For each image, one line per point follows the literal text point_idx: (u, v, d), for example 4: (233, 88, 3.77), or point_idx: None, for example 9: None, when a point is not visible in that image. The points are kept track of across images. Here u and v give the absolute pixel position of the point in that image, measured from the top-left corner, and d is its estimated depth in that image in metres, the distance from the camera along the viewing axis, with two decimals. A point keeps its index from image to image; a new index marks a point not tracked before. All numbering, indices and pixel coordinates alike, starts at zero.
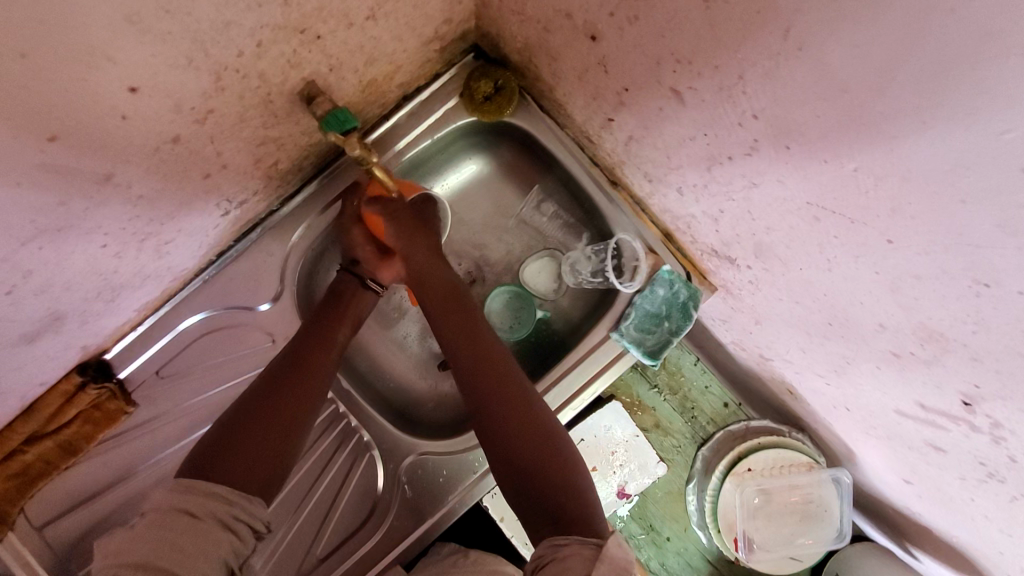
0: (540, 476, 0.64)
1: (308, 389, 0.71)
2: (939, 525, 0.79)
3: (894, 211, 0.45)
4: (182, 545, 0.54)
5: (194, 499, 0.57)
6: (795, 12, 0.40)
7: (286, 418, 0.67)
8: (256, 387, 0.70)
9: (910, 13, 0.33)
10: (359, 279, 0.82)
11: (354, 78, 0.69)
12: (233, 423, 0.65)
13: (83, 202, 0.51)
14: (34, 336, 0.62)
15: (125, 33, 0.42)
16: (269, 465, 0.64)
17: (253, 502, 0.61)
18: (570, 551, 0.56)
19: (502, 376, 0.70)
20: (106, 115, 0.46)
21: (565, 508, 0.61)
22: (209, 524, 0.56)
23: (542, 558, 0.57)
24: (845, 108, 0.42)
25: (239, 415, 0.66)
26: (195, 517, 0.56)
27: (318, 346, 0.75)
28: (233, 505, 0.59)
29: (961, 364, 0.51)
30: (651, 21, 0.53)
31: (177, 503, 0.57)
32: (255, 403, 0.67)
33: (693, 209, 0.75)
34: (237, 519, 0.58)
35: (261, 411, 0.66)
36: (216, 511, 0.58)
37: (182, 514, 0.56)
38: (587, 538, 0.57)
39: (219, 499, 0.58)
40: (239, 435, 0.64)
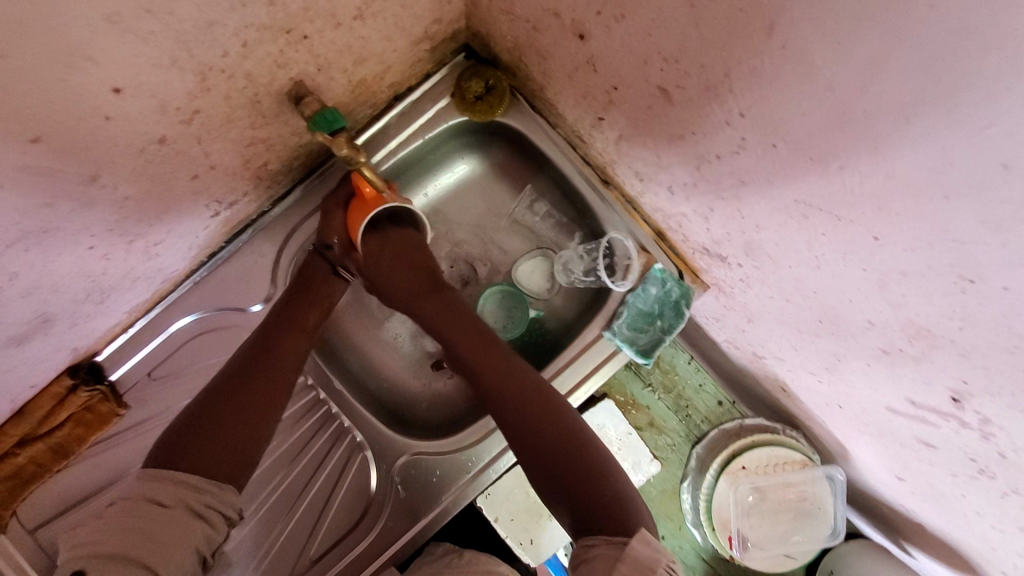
0: (567, 475, 0.67)
1: (278, 376, 0.71)
2: (931, 521, 0.79)
3: (880, 208, 0.45)
4: (150, 532, 0.54)
5: (162, 487, 0.58)
6: (778, 10, 0.40)
7: (256, 407, 0.68)
8: (223, 375, 0.70)
9: (891, 10, 0.33)
10: (330, 265, 0.79)
11: (343, 79, 0.69)
12: (200, 413, 0.66)
13: (69, 203, 0.51)
14: (23, 338, 0.62)
15: (106, 33, 0.41)
16: (239, 453, 0.64)
17: (223, 489, 0.61)
18: (599, 551, 0.59)
19: (520, 382, 0.74)
20: (90, 116, 0.46)
21: (593, 506, 0.64)
22: (177, 510, 0.57)
23: (576, 558, 0.62)
24: (829, 105, 0.42)
25: (207, 405, 0.67)
26: (163, 504, 0.57)
27: (289, 330, 0.75)
28: (201, 493, 0.59)
29: (949, 360, 0.51)
30: (637, 20, 0.53)
31: (146, 491, 0.58)
32: (223, 393, 0.68)
33: (684, 207, 0.75)
34: (208, 507, 0.59)
35: (227, 400, 0.67)
36: (185, 498, 0.58)
37: (152, 503, 0.57)
38: (614, 536, 0.60)
39: (190, 486, 0.59)
40: (207, 424, 0.64)
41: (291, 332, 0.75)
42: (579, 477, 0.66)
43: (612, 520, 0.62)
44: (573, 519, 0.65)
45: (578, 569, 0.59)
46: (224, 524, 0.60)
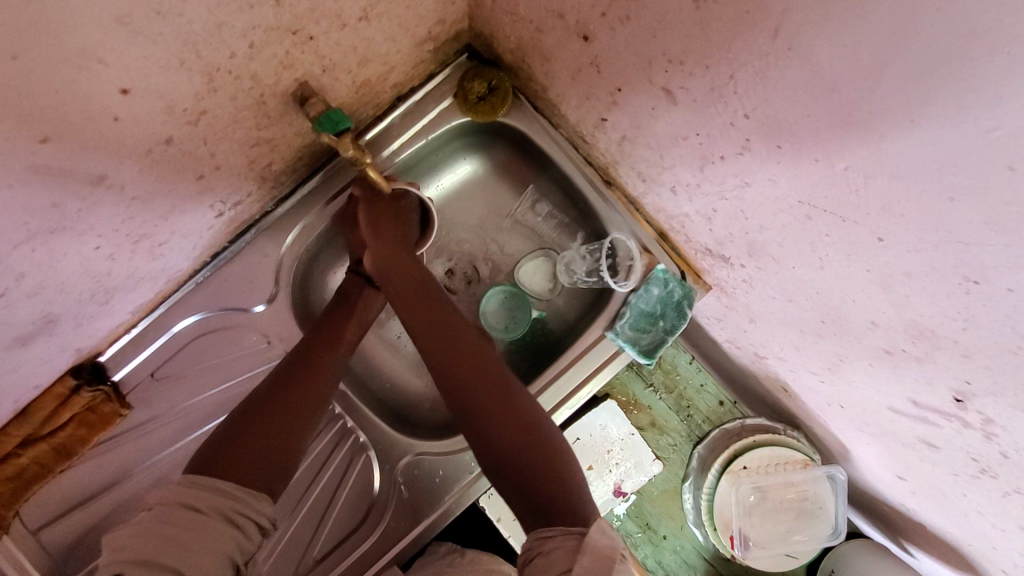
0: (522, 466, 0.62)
1: (314, 390, 0.70)
2: (932, 521, 0.80)
3: (884, 209, 0.45)
4: (186, 539, 0.53)
5: (198, 494, 0.57)
6: (784, 12, 0.41)
7: (293, 419, 0.67)
8: (264, 387, 0.70)
9: (897, 13, 0.34)
10: (365, 277, 0.82)
11: (347, 79, 0.69)
12: (240, 422, 0.65)
13: (76, 203, 0.51)
14: (28, 338, 0.62)
15: (116, 34, 0.42)
16: (274, 464, 0.64)
17: (260, 500, 0.60)
18: (556, 543, 0.55)
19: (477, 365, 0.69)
20: (98, 117, 0.46)
21: (553, 501, 0.60)
22: (213, 518, 0.56)
23: (531, 552, 0.57)
24: (834, 107, 0.43)
25: (250, 413, 0.66)
26: (199, 511, 0.56)
27: (327, 349, 0.75)
28: (239, 502, 0.59)
29: (951, 360, 0.51)
30: (642, 21, 0.54)
31: (183, 498, 0.57)
32: (263, 404, 0.67)
33: (686, 208, 0.75)
34: (241, 516, 0.58)
35: (269, 411, 0.66)
36: (221, 507, 0.58)
37: (188, 509, 0.56)
38: (573, 527, 0.57)
39: (227, 495, 0.59)
40: (249, 432, 0.64)
41: (326, 349, 0.75)
42: (540, 468, 0.62)
43: (573, 513, 0.58)
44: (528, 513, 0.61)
45: (531, 565, 0.55)
46: (258, 534, 0.60)
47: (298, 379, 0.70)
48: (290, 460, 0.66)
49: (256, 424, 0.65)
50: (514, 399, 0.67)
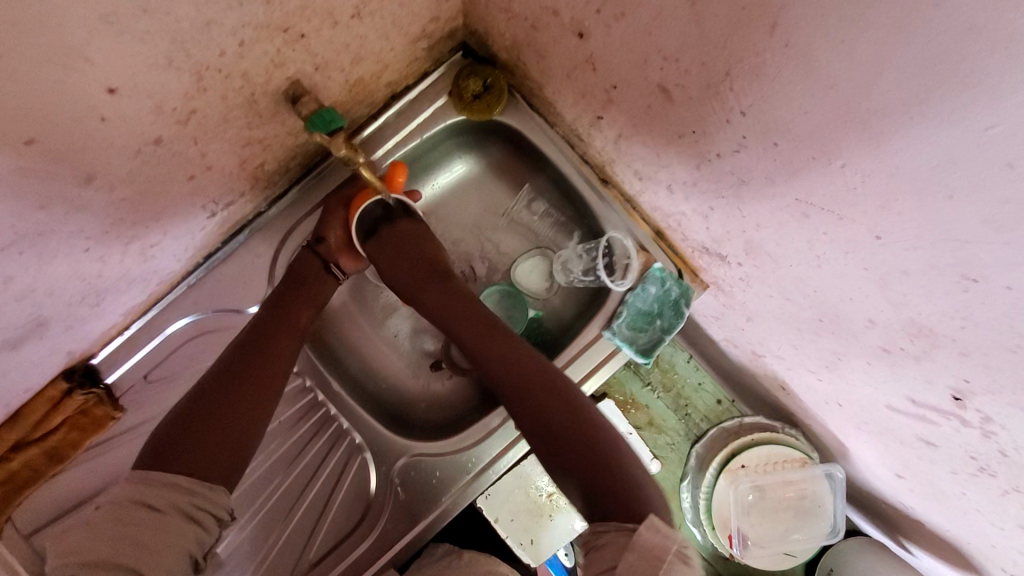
0: (578, 458, 0.66)
1: (269, 378, 0.70)
2: (931, 519, 0.79)
3: (882, 207, 0.45)
4: (139, 539, 0.54)
5: (153, 491, 0.57)
6: (780, 9, 0.40)
7: (244, 408, 0.67)
8: (211, 377, 0.69)
9: (895, 9, 0.33)
10: (323, 259, 0.80)
11: (340, 78, 0.68)
12: (189, 413, 0.65)
13: (64, 206, 0.50)
14: (17, 342, 0.61)
15: (102, 33, 0.41)
16: (232, 453, 0.64)
17: (217, 491, 0.61)
18: (610, 538, 0.57)
19: (525, 366, 0.73)
20: (85, 117, 0.45)
21: (607, 491, 0.62)
22: (168, 514, 0.56)
23: (587, 545, 0.60)
24: (831, 104, 0.42)
25: (196, 405, 0.66)
26: (153, 508, 0.56)
27: (276, 332, 0.74)
28: (194, 495, 0.59)
29: (951, 359, 0.51)
30: (638, 19, 0.53)
31: (134, 496, 0.57)
32: (209, 395, 0.67)
33: (683, 206, 0.75)
34: (199, 508, 0.59)
35: (221, 401, 0.66)
36: (176, 501, 0.58)
37: (139, 507, 0.56)
38: (624, 523, 0.58)
39: (181, 490, 0.59)
40: (200, 423, 0.64)
41: (276, 332, 0.74)
42: (591, 457, 0.65)
43: (623, 506, 0.60)
44: (585, 504, 0.63)
45: (589, 558, 0.58)
46: (217, 525, 0.60)
47: (246, 365, 0.70)
48: (247, 447, 0.66)
49: (201, 417, 0.64)
50: (562, 395, 0.70)
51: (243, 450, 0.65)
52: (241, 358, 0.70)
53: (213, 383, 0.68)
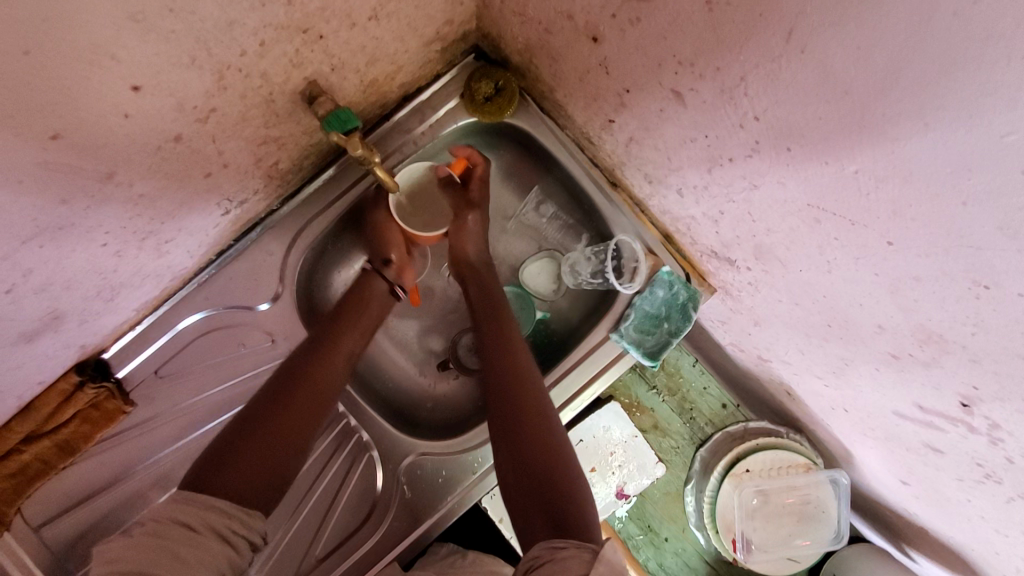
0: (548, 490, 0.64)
1: (314, 401, 0.69)
2: (934, 524, 0.80)
3: (895, 213, 0.45)
4: (181, 556, 0.52)
5: (192, 510, 0.56)
6: (797, 14, 0.40)
7: (290, 431, 0.66)
8: (261, 399, 0.68)
9: (913, 17, 0.34)
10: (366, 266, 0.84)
11: (355, 79, 0.69)
12: (238, 435, 0.64)
13: (85, 200, 0.51)
14: (33, 335, 0.62)
15: (129, 31, 0.41)
16: (275, 476, 0.63)
17: (253, 515, 0.59)
18: (568, 553, 0.54)
19: (522, 389, 0.72)
20: (109, 114, 0.46)
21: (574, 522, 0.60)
22: (206, 535, 0.55)
23: (538, 560, 0.55)
24: (845, 110, 0.43)
25: (239, 428, 0.65)
26: (193, 529, 0.55)
27: (323, 358, 0.73)
28: (232, 519, 0.57)
29: (960, 365, 0.51)
30: (653, 24, 0.54)
31: (176, 514, 0.55)
32: (258, 415, 0.66)
33: (693, 210, 0.75)
34: (235, 533, 0.57)
35: (267, 421, 0.65)
36: (214, 523, 0.56)
37: (181, 526, 0.54)
38: (584, 544, 0.56)
39: (219, 511, 0.57)
40: (243, 443, 0.63)
41: (326, 358, 0.73)
42: (562, 491, 0.64)
43: (578, 534, 0.58)
44: (549, 527, 0.60)
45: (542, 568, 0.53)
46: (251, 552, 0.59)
47: (292, 388, 0.69)
48: (289, 471, 0.65)
49: (247, 437, 0.63)
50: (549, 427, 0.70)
51: (281, 473, 0.64)
52: (291, 377, 0.70)
53: (262, 402, 0.67)
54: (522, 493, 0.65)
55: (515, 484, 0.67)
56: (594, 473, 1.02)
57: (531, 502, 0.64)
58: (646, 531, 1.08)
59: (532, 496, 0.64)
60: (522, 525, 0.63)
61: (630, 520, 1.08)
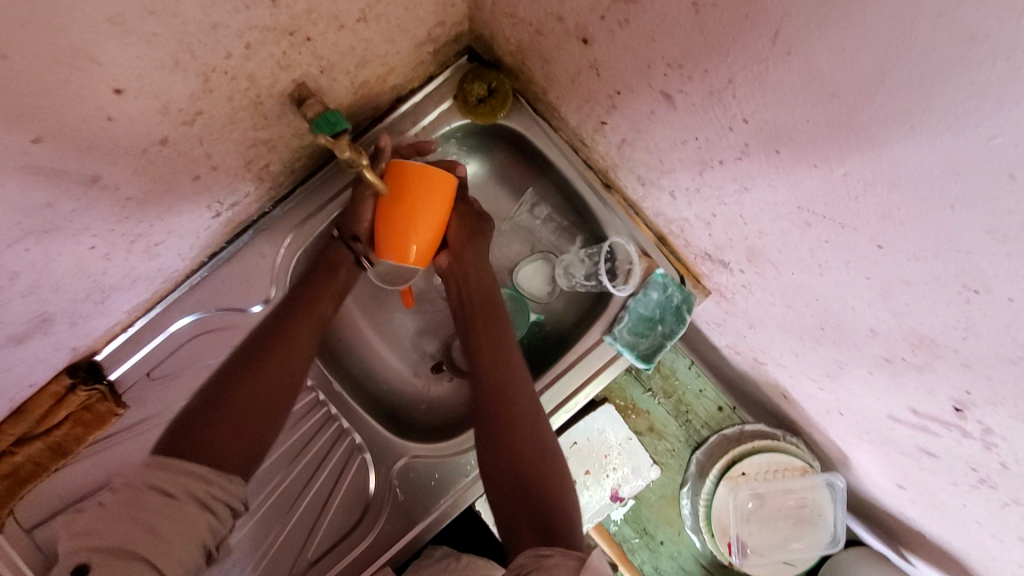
0: (534, 499, 0.66)
1: (285, 366, 0.70)
2: (929, 527, 0.79)
3: (884, 217, 0.45)
4: (155, 528, 0.53)
5: (168, 476, 0.57)
6: (783, 17, 0.40)
7: (262, 395, 0.67)
8: (231, 368, 0.69)
9: (897, 20, 0.33)
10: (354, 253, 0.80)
11: (346, 80, 0.69)
12: (211, 404, 0.65)
13: (70, 203, 0.51)
14: (21, 338, 0.62)
15: (110, 34, 0.41)
16: (250, 441, 0.64)
17: (234, 482, 0.60)
18: (556, 559, 0.55)
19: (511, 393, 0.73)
20: (92, 117, 0.46)
21: (560, 532, 0.62)
22: (183, 502, 0.56)
23: (525, 566, 0.56)
24: (833, 114, 0.42)
25: (216, 400, 0.66)
26: (170, 496, 0.56)
27: (293, 320, 0.74)
28: (211, 485, 0.58)
29: (953, 370, 0.51)
30: (641, 26, 0.53)
31: (151, 480, 0.56)
32: (235, 388, 0.67)
33: (686, 212, 0.75)
34: (215, 499, 0.58)
35: (241, 392, 0.66)
36: (191, 489, 0.57)
37: (157, 493, 0.55)
38: (570, 551, 0.57)
39: (197, 477, 0.58)
40: (218, 414, 0.64)
41: (295, 323, 0.74)
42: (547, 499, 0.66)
43: (565, 543, 0.60)
44: (536, 539, 0.62)
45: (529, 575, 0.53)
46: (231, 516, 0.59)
47: (265, 358, 0.70)
48: (265, 436, 0.65)
49: (224, 410, 0.64)
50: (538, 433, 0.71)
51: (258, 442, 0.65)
52: (264, 346, 0.71)
53: (231, 370, 0.69)
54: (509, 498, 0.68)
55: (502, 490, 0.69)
56: (588, 476, 1.01)
57: (520, 512, 0.66)
58: (642, 535, 1.07)
59: (518, 509, 0.67)
60: (511, 534, 0.66)
61: (626, 523, 1.08)
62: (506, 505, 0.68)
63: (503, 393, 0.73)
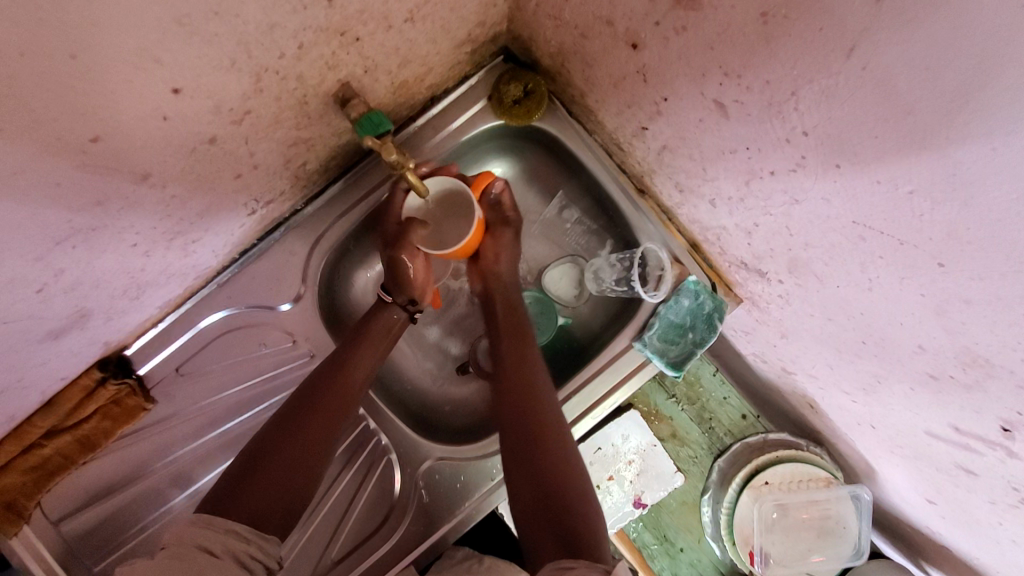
0: (562, 508, 0.64)
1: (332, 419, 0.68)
2: (959, 545, 0.78)
3: (950, 235, 0.44)
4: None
5: (211, 535, 0.55)
6: (863, 30, 0.39)
7: (307, 451, 0.65)
8: (277, 417, 0.68)
9: (991, 38, 0.32)
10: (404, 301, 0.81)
11: (387, 81, 0.68)
12: (257, 453, 0.64)
13: (119, 201, 0.50)
14: (59, 334, 0.61)
15: (174, 34, 0.41)
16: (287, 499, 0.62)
17: (271, 541, 0.58)
18: (579, 569, 0.53)
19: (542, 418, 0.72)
20: (148, 117, 0.45)
21: (583, 542, 0.59)
22: (229, 562, 0.53)
23: (548, 573, 0.54)
24: (907, 130, 0.41)
25: (261, 445, 0.65)
26: (214, 554, 0.53)
27: (343, 369, 0.72)
28: (251, 544, 0.56)
29: (1005, 390, 0.50)
30: (700, 33, 0.53)
31: (196, 539, 0.54)
32: (279, 432, 0.66)
33: (725, 221, 0.74)
34: (255, 560, 0.56)
35: (284, 436, 0.65)
36: (235, 549, 0.55)
37: (202, 550, 0.53)
38: (593, 562, 0.55)
39: (239, 536, 0.56)
40: (264, 461, 0.63)
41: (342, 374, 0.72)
42: (577, 509, 0.64)
43: (586, 552, 0.57)
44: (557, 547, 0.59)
45: None
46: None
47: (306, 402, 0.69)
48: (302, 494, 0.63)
49: (264, 458, 0.63)
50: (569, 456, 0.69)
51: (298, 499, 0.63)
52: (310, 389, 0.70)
53: (283, 418, 0.67)
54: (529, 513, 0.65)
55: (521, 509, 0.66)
56: (612, 481, 1.01)
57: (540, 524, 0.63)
58: (661, 541, 1.07)
59: (540, 513, 0.64)
60: (533, 544, 0.62)
61: (645, 530, 1.07)
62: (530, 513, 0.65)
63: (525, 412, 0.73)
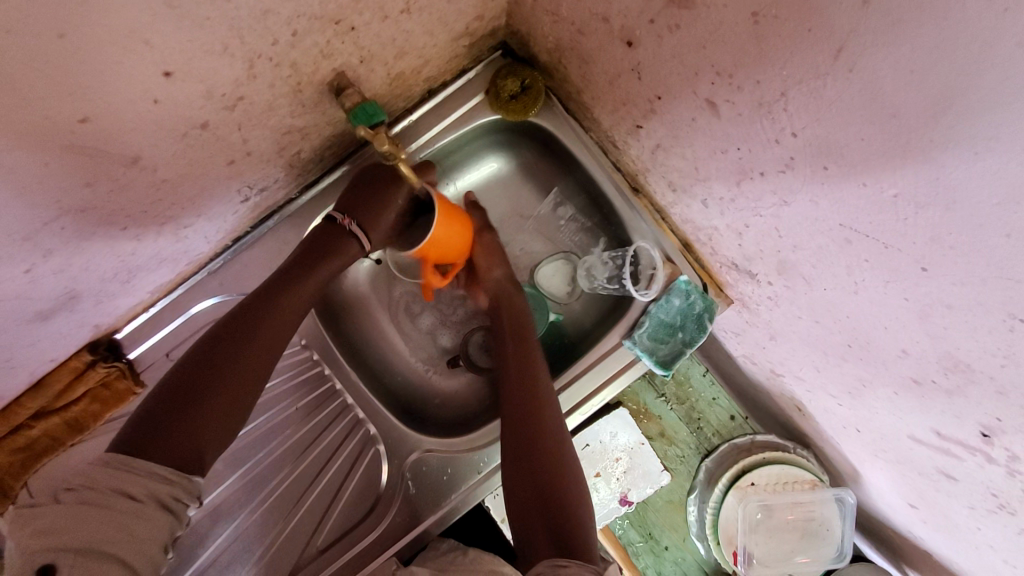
0: (553, 506, 0.67)
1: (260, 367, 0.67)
2: (939, 549, 0.79)
3: (933, 240, 0.44)
4: (129, 529, 0.52)
5: (131, 479, 0.54)
6: (850, 33, 0.40)
7: (236, 400, 0.64)
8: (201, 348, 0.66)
9: (972, 42, 0.33)
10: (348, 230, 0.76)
11: (383, 71, 0.68)
12: (179, 400, 0.61)
13: (108, 183, 0.51)
14: (48, 314, 0.62)
15: (164, 17, 0.41)
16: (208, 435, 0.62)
17: (195, 481, 0.59)
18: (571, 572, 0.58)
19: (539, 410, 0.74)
20: (139, 99, 0.46)
21: (572, 541, 0.63)
22: (149, 506, 0.54)
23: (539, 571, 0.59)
24: (892, 134, 0.42)
25: (192, 376, 0.63)
26: (135, 498, 0.54)
27: (274, 305, 0.70)
28: (176, 487, 0.57)
29: (984, 396, 0.50)
30: (692, 32, 0.53)
31: (113, 483, 0.54)
32: (209, 366, 0.64)
33: (717, 221, 0.74)
34: (177, 500, 0.57)
35: (213, 372, 0.64)
36: (157, 493, 0.55)
37: (122, 496, 0.53)
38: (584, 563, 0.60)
39: (160, 478, 0.56)
40: (190, 407, 0.61)
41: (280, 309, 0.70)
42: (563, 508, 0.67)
43: (578, 554, 0.61)
44: (547, 545, 0.63)
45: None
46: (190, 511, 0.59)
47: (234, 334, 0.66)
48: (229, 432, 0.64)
49: (190, 394, 0.62)
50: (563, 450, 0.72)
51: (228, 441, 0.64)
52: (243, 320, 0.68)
53: (205, 352, 0.65)
54: (522, 508, 0.68)
55: (514, 500, 0.70)
56: (599, 478, 1.01)
57: (533, 520, 0.67)
58: (647, 538, 1.07)
59: (534, 508, 0.68)
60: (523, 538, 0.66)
61: (630, 527, 1.07)
62: (522, 506, 0.69)
63: (528, 412, 0.74)
